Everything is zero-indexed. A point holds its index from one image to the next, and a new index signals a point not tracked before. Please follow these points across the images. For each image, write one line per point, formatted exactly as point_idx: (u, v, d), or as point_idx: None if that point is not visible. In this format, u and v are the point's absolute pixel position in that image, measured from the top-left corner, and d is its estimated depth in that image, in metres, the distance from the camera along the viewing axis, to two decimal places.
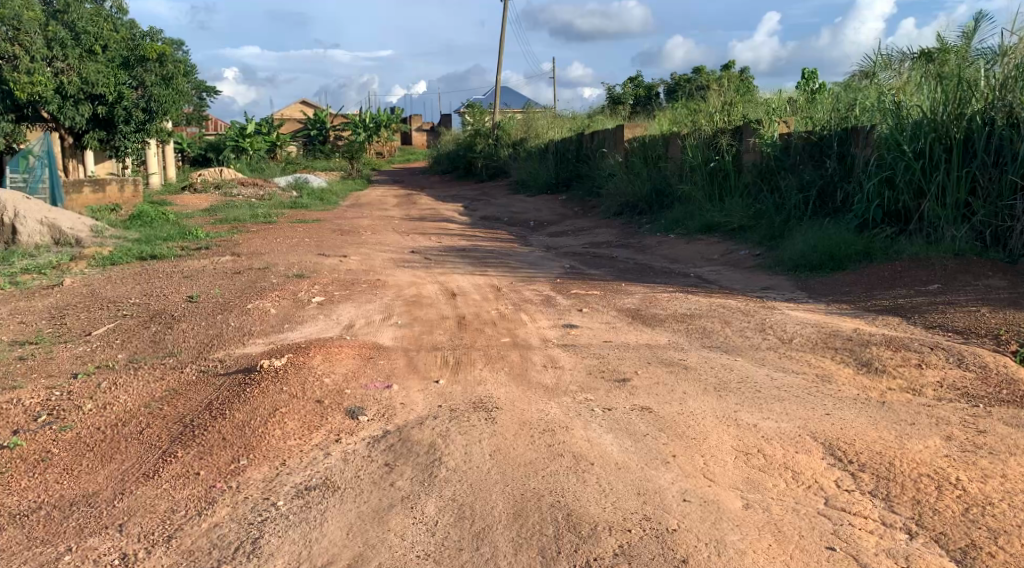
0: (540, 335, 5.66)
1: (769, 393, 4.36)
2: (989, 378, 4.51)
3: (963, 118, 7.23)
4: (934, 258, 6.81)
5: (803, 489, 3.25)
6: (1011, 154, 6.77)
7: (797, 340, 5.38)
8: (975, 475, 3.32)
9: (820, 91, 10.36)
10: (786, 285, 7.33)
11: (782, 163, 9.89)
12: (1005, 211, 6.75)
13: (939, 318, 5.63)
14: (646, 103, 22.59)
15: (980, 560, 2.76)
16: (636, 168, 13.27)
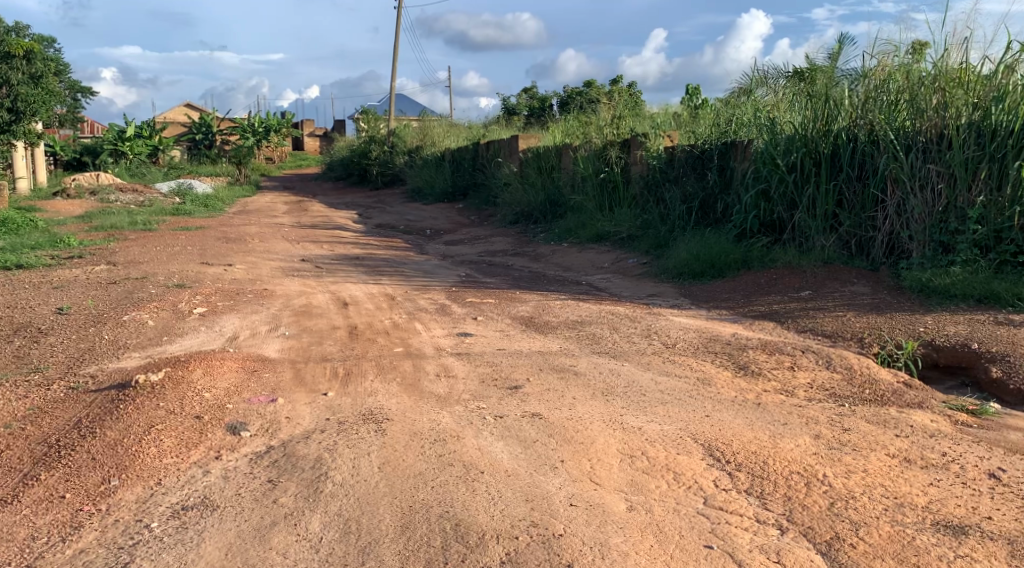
0: (433, 344, 5.63)
1: (653, 396, 4.51)
2: (853, 379, 4.81)
3: (830, 134, 7.66)
4: (806, 266, 7.22)
5: (683, 490, 3.36)
6: (873, 169, 7.24)
7: (680, 345, 5.59)
8: (840, 471, 3.52)
9: (703, 106, 10.80)
10: (671, 292, 7.58)
11: (667, 175, 10.20)
12: (868, 223, 7.23)
13: (809, 323, 5.96)
14: (540, 114, 22.90)
15: (844, 552, 2.91)
16: (530, 178, 13.45)
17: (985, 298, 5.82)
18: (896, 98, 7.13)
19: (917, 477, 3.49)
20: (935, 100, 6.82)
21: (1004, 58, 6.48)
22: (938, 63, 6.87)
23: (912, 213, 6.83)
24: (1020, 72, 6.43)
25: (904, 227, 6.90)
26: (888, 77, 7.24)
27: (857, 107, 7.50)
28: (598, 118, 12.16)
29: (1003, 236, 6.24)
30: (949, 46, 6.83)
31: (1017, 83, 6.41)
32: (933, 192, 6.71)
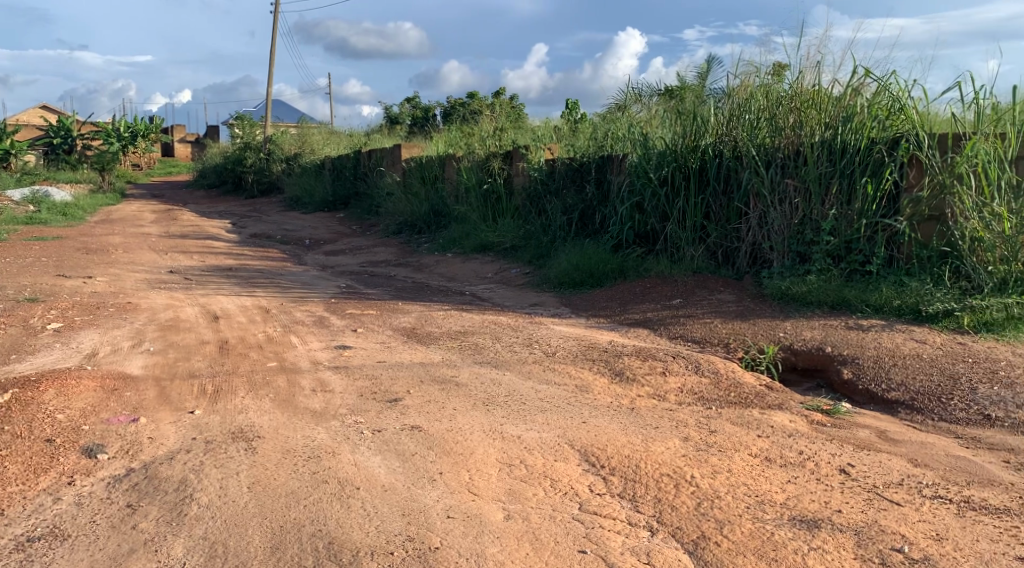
0: (310, 358, 5.49)
1: (533, 405, 4.57)
2: (720, 382, 5.04)
3: (698, 150, 8.01)
4: (678, 276, 7.53)
5: (559, 496, 3.42)
6: (737, 184, 7.64)
7: (560, 353, 5.69)
8: (707, 471, 3.67)
9: (582, 121, 11.07)
10: (552, 301, 7.72)
11: (547, 187, 10.37)
12: (734, 234, 7.63)
13: (680, 330, 6.21)
14: (423, 124, 22.81)
15: (708, 549, 3.03)
16: (413, 188, 13.37)
17: (837, 304, 6.24)
18: (757, 116, 7.54)
19: (776, 475, 3.68)
20: (791, 119, 7.25)
21: (851, 81, 6.97)
22: (793, 84, 7.31)
23: (772, 225, 7.25)
24: (865, 94, 6.92)
25: (766, 238, 7.32)
26: (749, 96, 7.64)
27: (723, 124, 7.88)
28: (480, 129, 12.23)
29: (852, 247, 6.71)
30: (803, 69, 7.29)
31: (863, 105, 6.89)
32: (791, 205, 7.15)
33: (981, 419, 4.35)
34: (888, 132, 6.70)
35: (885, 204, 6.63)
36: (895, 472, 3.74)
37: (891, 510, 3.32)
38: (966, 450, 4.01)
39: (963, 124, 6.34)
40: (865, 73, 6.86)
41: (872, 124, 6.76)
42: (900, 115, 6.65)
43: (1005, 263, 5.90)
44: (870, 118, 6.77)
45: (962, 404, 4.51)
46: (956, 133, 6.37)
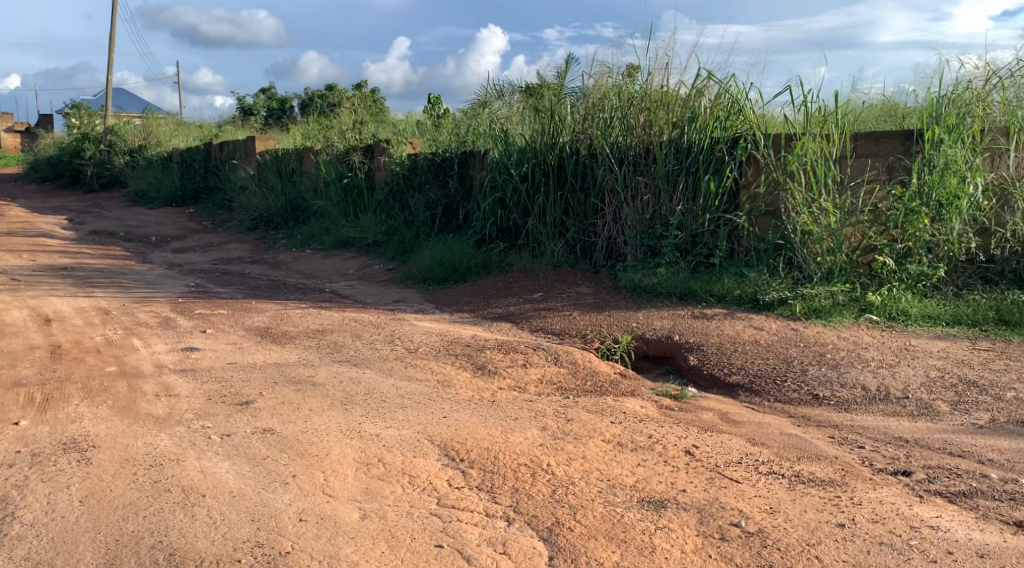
0: (153, 362, 5.18)
1: (393, 402, 4.52)
2: (578, 372, 5.18)
3: (556, 147, 8.16)
4: (539, 270, 7.69)
5: (418, 492, 3.40)
6: (593, 181, 7.86)
7: (422, 348, 5.66)
8: (562, 459, 3.76)
9: (443, 116, 11.04)
10: (414, 297, 7.67)
11: (409, 181, 10.28)
12: (590, 229, 7.86)
13: (541, 322, 6.34)
14: (279, 116, 22.01)
15: (562, 535, 3.09)
16: (268, 182, 12.89)
17: (684, 295, 6.56)
18: (610, 115, 7.77)
19: (628, 459, 3.83)
20: (642, 118, 7.54)
21: (695, 83, 7.33)
22: (643, 85, 7.61)
23: (626, 220, 7.53)
24: (708, 95, 7.31)
25: (620, 232, 7.59)
26: (603, 96, 7.86)
27: (578, 122, 8.05)
28: (339, 122, 11.94)
29: (698, 240, 7.06)
30: (652, 70, 7.59)
31: (706, 107, 7.27)
32: (642, 201, 7.45)
33: (811, 399, 4.69)
34: (728, 133, 7.11)
35: (727, 200, 7.04)
36: (735, 451, 3.97)
37: (731, 487, 3.52)
38: (798, 428, 4.32)
39: (794, 125, 6.80)
40: (708, 76, 7.24)
41: (714, 124, 7.15)
42: (739, 116, 7.08)
43: (831, 254, 6.33)
44: (712, 118, 7.15)
45: (794, 385, 4.85)
46: (787, 133, 6.84)
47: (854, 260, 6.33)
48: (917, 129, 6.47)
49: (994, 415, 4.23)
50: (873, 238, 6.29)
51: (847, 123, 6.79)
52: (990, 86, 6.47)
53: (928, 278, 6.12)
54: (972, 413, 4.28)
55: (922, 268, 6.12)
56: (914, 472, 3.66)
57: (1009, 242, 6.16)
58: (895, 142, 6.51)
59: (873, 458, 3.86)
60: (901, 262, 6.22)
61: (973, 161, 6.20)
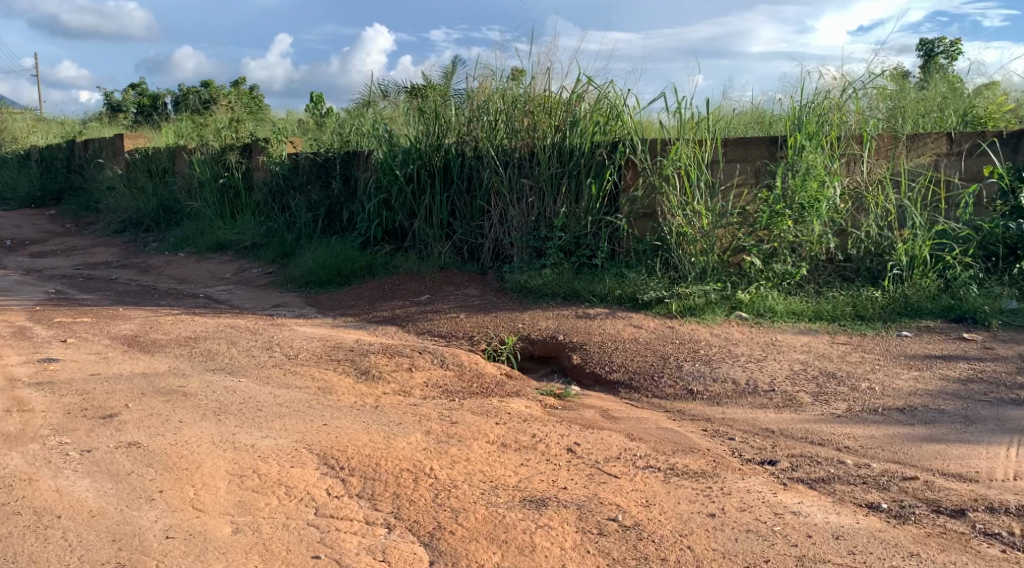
0: (5, 375, 4.82)
1: (271, 410, 4.37)
2: (464, 374, 5.17)
3: (442, 148, 8.12)
4: (425, 272, 7.64)
5: (294, 503, 3.30)
6: (479, 183, 7.87)
7: (302, 354, 5.51)
8: (445, 462, 3.74)
9: (326, 115, 10.79)
10: (296, 301, 7.47)
11: (291, 182, 9.98)
12: (477, 230, 7.87)
13: (427, 325, 6.29)
14: (150, 113, 20.93)
15: (443, 539, 3.08)
16: (138, 182, 12.24)
17: (568, 296, 6.67)
18: (494, 118, 7.81)
19: (510, 459, 3.85)
20: (526, 122, 7.62)
21: (576, 87, 7.47)
22: (527, 88, 7.69)
23: (511, 222, 7.58)
24: (588, 100, 7.47)
25: (506, 234, 7.64)
26: (488, 98, 7.88)
27: (463, 124, 8.03)
28: (214, 120, 11.47)
29: (581, 242, 7.21)
30: (535, 75, 7.68)
31: (586, 111, 7.43)
32: (527, 203, 7.52)
33: (686, 394, 4.87)
34: (608, 137, 7.29)
35: (607, 203, 7.22)
36: (615, 447, 4.07)
37: (610, 483, 3.60)
38: (674, 422, 4.47)
39: (669, 131, 7.06)
40: (587, 81, 7.40)
41: (594, 129, 7.32)
42: (618, 122, 7.28)
43: (705, 254, 6.59)
44: (592, 123, 7.32)
45: (671, 381, 5.02)
46: (663, 139, 7.09)
47: (725, 260, 6.61)
48: (781, 136, 6.83)
49: (851, 404, 4.51)
50: (742, 239, 6.58)
51: (718, 130, 7.09)
52: (846, 95, 6.88)
53: (792, 277, 6.47)
54: (832, 403, 4.55)
55: (786, 267, 6.47)
56: (779, 460, 3.86)
57: (864, 243, 6.54)
58: (761, 148, 6.86)
59: (743, 449, 4.04)
60: (768, 262, 6.54)
61: (831, 166, 6.61)
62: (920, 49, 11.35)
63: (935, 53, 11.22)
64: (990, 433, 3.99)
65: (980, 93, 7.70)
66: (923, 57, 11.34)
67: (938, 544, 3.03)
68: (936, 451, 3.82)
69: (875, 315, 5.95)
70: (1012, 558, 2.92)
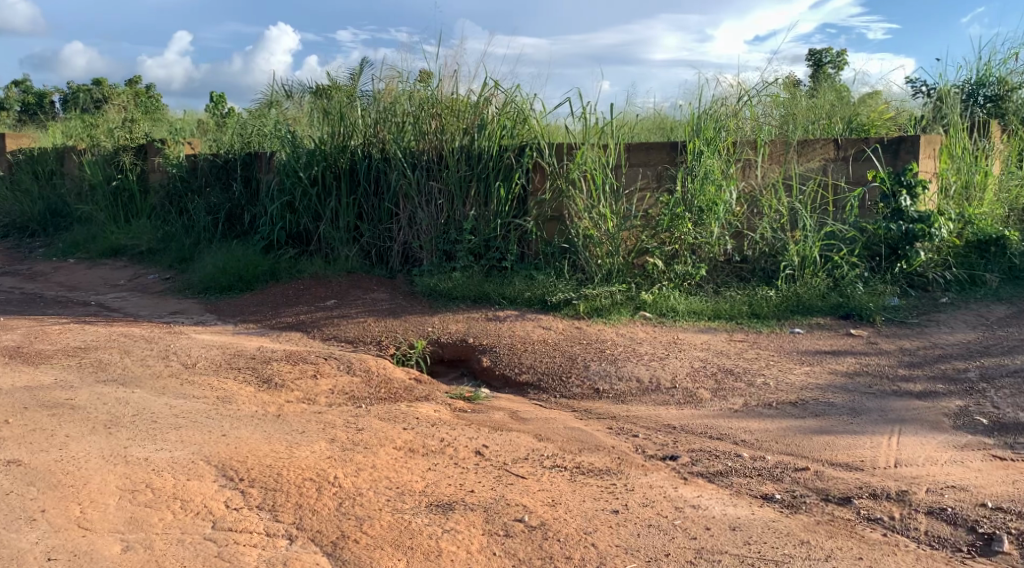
0: None
1: (166, 422, 4.20)
2: (371, 380, 5.10)
3: (347, 150, 7.99)
4: (331, 276, 7.51)
5: (190, 517, 3.18)
6: (386, 185, 7.77)
7: (201, 363, 5.32)
8: (350, 470, 3.68)
9: (227, 116, 10.47)
10: (195, 308, 7.21)
11: (189, 184, 9.63)
12: (384, 233, 7.78)
13: (333, 330, 6.18)
14: (36, 112, 19.81)
15: (347, 547, 3.03)
16: (22, 185, 11.56)
17: (478, 298, 6.68)
18: (401, 120, 7.74)
19: (417, 464, 3.82)
20: (433, 124, 7.58)
21: (483, 91, 7.49)
22: (434, 91, 7.65)
23: (419, 225, 7.54)
24: (495, 104, 7.50)
25: (414, 237, 7.58)
26: (394, 101, 7.81)
27: (370, 126, 7.93)
28: (106, 119, 10.95)
29: (490, 245, 7.23)
30: (442, 77, 7.65)
31: (493, 115, 7.45)
32: (436, 206, 7.49)
33: (593, 393, 4.95)
34: (515, 140, 7.34)
35: (515, 206, 7.27)
36: (522, 448, 4.09)
37: (517, 484, 3.62)
38: (580, 421, 4.53)
39: (574, 135, 7.15)
40: (494, 85, 7.43)
41: (501, 132, 7.35)
42: (524, 126, 7.34)
43: (610, 256, 6.72)
44: (499, 127, 7.35)
45: (578, 381, 5.08)
46: (569, 143, 7.19)
47: (630, 262, 6.75)
48: (681, 141, 7.05)
49: (747, 399, 4.68)
50: (646, 241, 6.75)
51: (621, 135, 7.25)
52: (742, 102, 7.14)
53: (692, 277, 6.66)
54: (730, 399, 4.71)
55: (687, 268, 6.66)
56: (681, 455, 3.97)
57: (759, 244, 6.79)
58: (663, 152, 7.06)
59: (646, 445, 4.14)
60: (670, 263, 6.72)
61: (728, 171, 6.86)
62: (809, 58, 11.91)
63: (823, 63, 11.81)
64: (874, 423, 4.22)
65: (864, 102, 8.15)
66: (812, 66, 11.91)
67: (827, 531, 3.18)
68: (826, 442, 4.01)
69: (770, 313, 6.20)
70: (893, 541, 3.09)
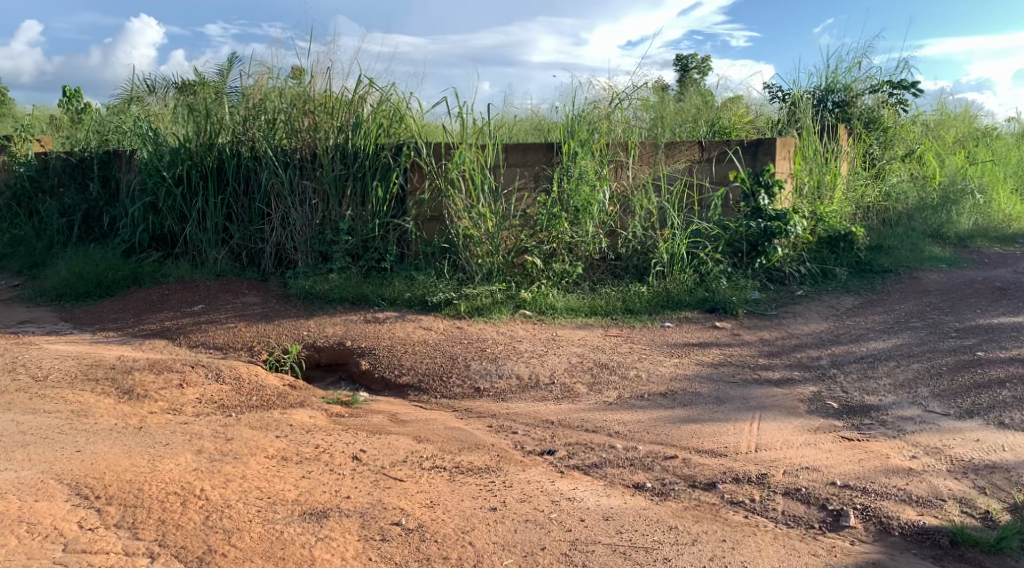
0: None
1: (12, 440, 3.90)
2: (242, 387, 4.92)
3: (214, 148, 7.66)
4: (199, 280, 7.18)
5: (38, 542, 2.97)
6: (257, 185, 7.50)
7: (53, 375, 4.97)
8: (218, 482, 3.53)
9: (82, 111, 9.83)
10: (47, 317, 6.73)
11: (39, 184, 8.97)
12: (256, 235, 7.51)
13: (201, 337, 5.92)
14: None
15: (213, 563, 2.90)
16: None
17: (355, 300, 6.57)
18: (272, 118, 7.50)
19: (291, 472, 3.71)
20: (306, 122, 7.38)
21: (357, 89, 7.36)
22: (306, 88, 7.45)
23: (294, 226, 7.32)
24: (370, 102, 7.39)
25: (288, 239, 7.36)
26: (265, 97, 7.55)
27: (238, 123, 7.63)
28: None
29: (368, 246, 7.12)
30: (315, 74, 7.46)
31: (368, 114, 7.34)
32: (310, 206, 7.31)
33: (472, 392, 4.96)
34: (391, 139, 7.26)
35: (394, 206, 7.20)
36: (401, 451, 4.05)
37: (394, 487, 3.58)
38: (460, 421, 4.53)
39: (452, 134, 7.13)
40: (369, 83, 7.32)
41: (377, 131, 7.26)
42: (401, 125, 7.28)
43: (490, 256, 6.76)
44: (375, 125, 7.26)
45: (458, 381, 5.08)
46: (447, 142, 7.18)
47: (509, 261, 6.81)
48: (557, 142, 7.18)
49: (621, 392, 4.82)
50: (524, 241, 6.83)
51: (498, 134, 7.30)
52: (613, 105, 7.35)
53: (569, 275, 6.79)
54: (604, 392, 4.84)
55: (565, 267, 6.78)
56: (557, 450, 4.04)
57: (632, 242, 7.00)
58: (539, 153, 7.17)
59: (525, 441, 4.19)
60: (548, 261, 6.82)
61: (602, 172, 7.04)
62: (676, 64, 12.42)
63: (689, 68, 12.33)
64: (737, 410, 4.44)
65: (726, 106, 8.56)
66: (679, 71, 12.42)
67: (693, 516, 3.32)
68: (693, 431, 4.18)
69: (643, 308, 6.42)
70: (753, 522, 3.27)
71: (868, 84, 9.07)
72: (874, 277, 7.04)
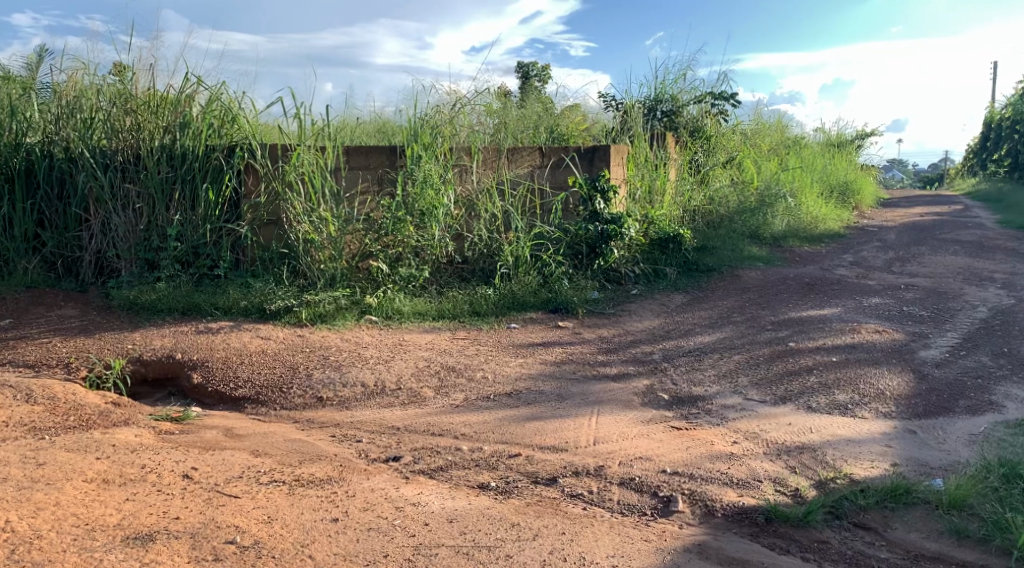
0: None
1: None
2: (57, 407, 4.53)
3: (21, 149, 7.00)
4: (5, 292, 6.54)
5: None
6: (72, 189, 6.94)
7: None
8: (27, 511, 3.23)
9: None
10: None
11: None
12: (72, 242, 6.95)
13: (8, 354, 5.40)
14: None
15: None
16: None
17: (186, 310, 6.22)
18: (89, 116, 6.97)
19: (113, 495, 3.46)
20: (128, 121, 6.92)
21: (184, 88, 6.97)
22: (128, 85, 6.98)
23: (115, 232, 6.84)
24: (199, 102, 7.03)
25: (110, 246, 6.87)
26: (79, 94, 6.99)
27: (50, 122, 7.03)
28: None
29: (199, 252, 6.79)
30: (137, 70, 7.00)
31: (198, 114, 6.98)
32: (134, 211, 6.85)
33: (315, 401, 4.83)
34: (223, 140, 6.94)
35: (227, 210, 6.92)
36: (236, 466, 3.88)
37: (229, 504, 3.43)
38: (301, 432, 4.40)
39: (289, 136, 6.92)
40: (197, 81, 6.96)
41: (208, 131, 6.92)
42: (233, 126, 6.97)
43: (332, 261, 6.62)
44: (205, 126, 6.92)
45: (299, 390, 4.92)
46: (284, 144, 6.96)
47: (353, 266, 6.71)
48: (399, 145, 7.14)
49: (467, 394, 4.86)
50: (369, 245, 6.73)
51: (338, 137, 7.16)
52: (456, 110, 7.41)
53: (416, 279, 6.74)
54: (450, 395, 4.86)
55: (411, 271, 6.72)
56: (403, 456, 4.01)
57: (477, 245, 7.07)
58: (381, 156, 7.09)
59: (369, 449, 4.13)
60: (393, 266, 6.75)
61: (445, 176, 7.05)
62: (518, 70, 12.69)
63: (530, 75, 12.64)
64: (577, 406, 4.59)
65: (564, 113, 8.80)
66: (521, 78, 12.70)
67: (535, 511, 3.40)
68: (536, 428, 4.28)
69: (489, 310, 6.50)
70: (591, 513, 3.39)
71: (692, 95, 9.59)
72: (701, 276, 7.52)
